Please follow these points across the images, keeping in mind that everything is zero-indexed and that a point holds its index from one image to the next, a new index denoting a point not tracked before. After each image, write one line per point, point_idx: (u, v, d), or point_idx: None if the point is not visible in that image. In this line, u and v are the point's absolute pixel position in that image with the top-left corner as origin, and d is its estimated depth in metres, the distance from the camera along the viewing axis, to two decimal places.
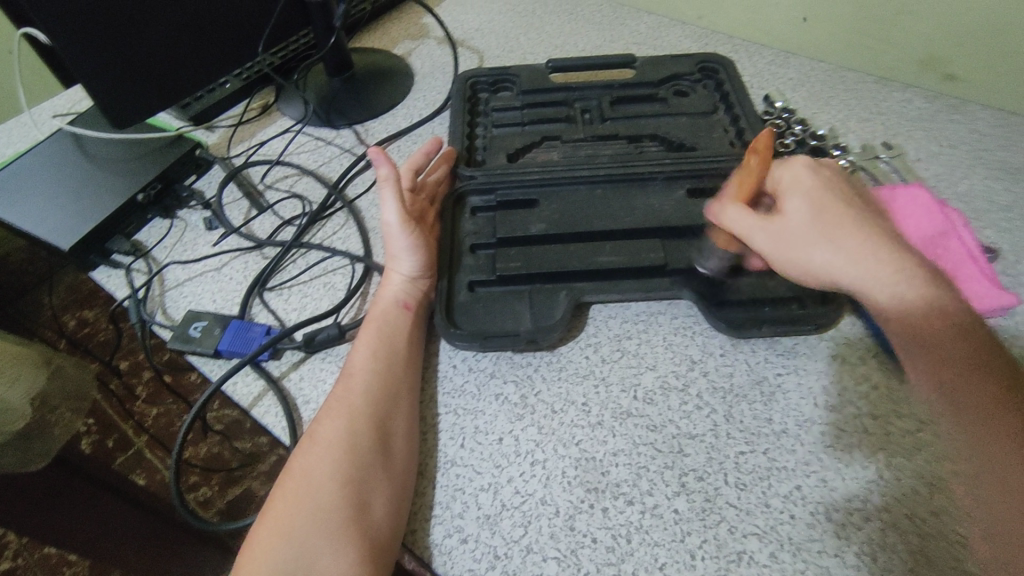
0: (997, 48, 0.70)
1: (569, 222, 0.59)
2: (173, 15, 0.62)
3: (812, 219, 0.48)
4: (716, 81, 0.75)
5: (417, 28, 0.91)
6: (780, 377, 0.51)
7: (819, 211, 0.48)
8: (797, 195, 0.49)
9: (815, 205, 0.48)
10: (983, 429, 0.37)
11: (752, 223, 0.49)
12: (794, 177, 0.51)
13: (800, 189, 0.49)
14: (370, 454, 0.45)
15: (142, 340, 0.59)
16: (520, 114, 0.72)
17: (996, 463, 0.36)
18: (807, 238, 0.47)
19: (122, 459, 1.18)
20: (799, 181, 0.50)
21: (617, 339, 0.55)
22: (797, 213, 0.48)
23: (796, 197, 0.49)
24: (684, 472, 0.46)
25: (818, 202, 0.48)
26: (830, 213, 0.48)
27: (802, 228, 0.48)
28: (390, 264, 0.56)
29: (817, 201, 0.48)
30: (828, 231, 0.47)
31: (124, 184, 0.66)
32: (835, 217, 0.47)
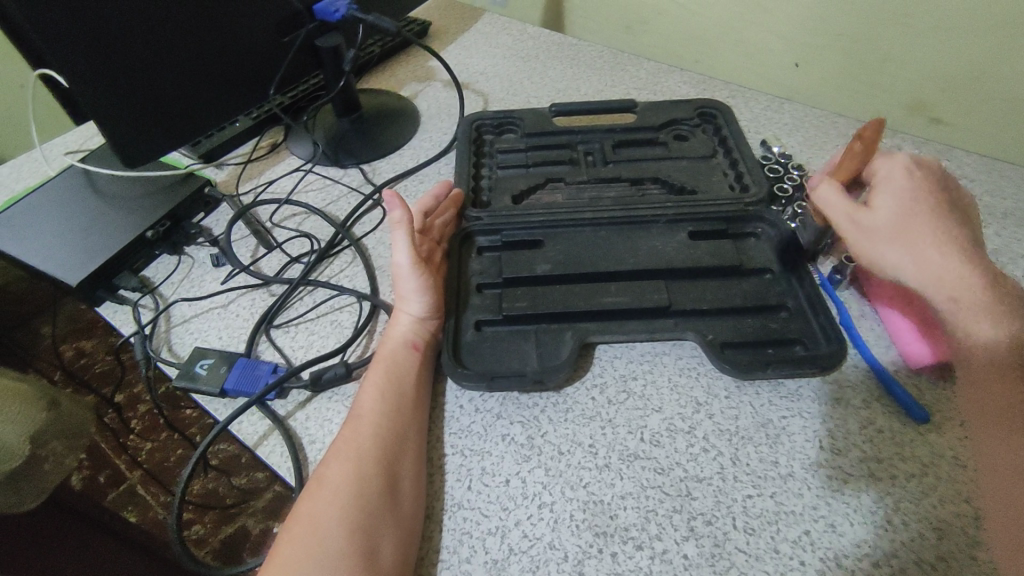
0: (978, 94, 0.77)
1: (574, 263, 0.61)
2: (186, 59, 0.64)
3: (896, 217, 0.48)
4: (714, 127, 0.77)
5: (423, 70, 0.94)
6: (785, 420, 0.52)
7: (906, 210, 0.48)
8: (890, 190, 0.49)
9: (904, 201, 0.48)
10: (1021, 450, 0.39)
11: (841, 212, 0.51)
12: (890, 171, 0.50)
13: (893, 186, 0.49)
14: (378, 499, 0.44)
15: (146, 378, 0.59)
16: (525, 156, 0.74)
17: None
18: (886, 231, 0.48)
19: (113, 495, 1.17)
20: (892, 178, 0.50)
21: (622, 379, 0.55)
22: (886, 206, 0.49)
23: (886, 194, 0.49)
24: (692, 517, 0.46)
25: (909, 200, 0.48)
26: (920, 213, 0.47)
27: (887, 218, 0.48)
28: (399, 305, 0.57)
29: (908, 198, 0.48)
30: (911, 230, 0.47)
31: (134, 221, 0.67)
32: (923, 219, 0.47)
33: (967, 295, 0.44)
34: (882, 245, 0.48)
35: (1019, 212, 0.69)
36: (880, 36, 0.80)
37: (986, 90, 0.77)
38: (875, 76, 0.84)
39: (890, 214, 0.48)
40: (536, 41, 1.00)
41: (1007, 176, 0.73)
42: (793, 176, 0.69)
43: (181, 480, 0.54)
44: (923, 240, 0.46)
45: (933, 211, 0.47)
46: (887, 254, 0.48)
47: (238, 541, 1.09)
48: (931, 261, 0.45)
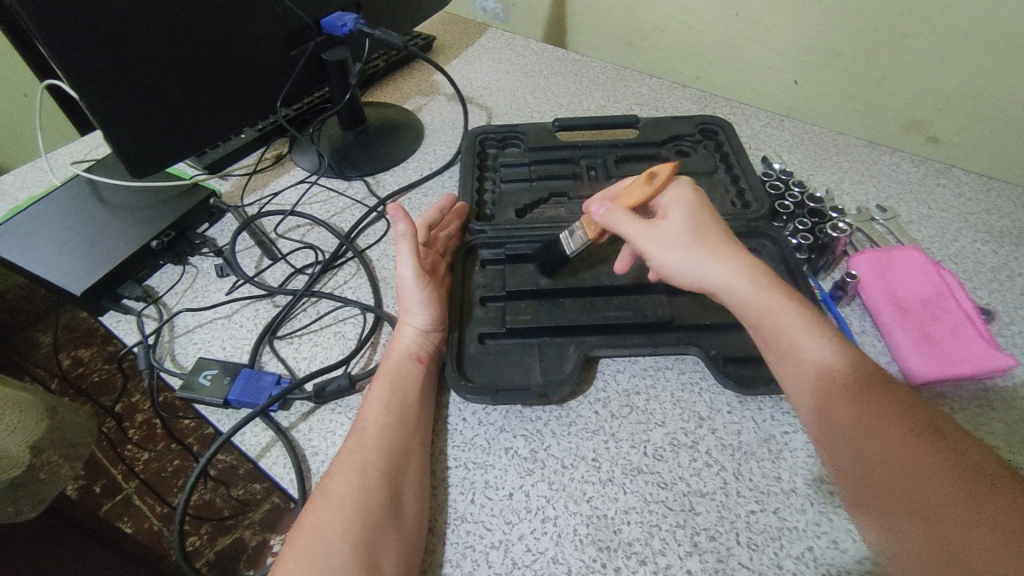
0: (972, 115, 0.79)
1: (578, 276, 0.61)
2: (196, 73, 0.65)
3: (688, 234, 0.50)
4: (716, 143, 0.78)
5: (427, 85, 0.94)
6: (788, 435, 0.52)
7: (693, 224, 0.51)
8: (678, 206, 0.52)
9: (694, 219, 0.51)
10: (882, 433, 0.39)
11: (636, 229, 0.51)
12: (675, 195, 0.53)
13: (681, 203, 0.52)
14: (381, 512, 0.44)
15: (149, 388, 0.58)
16: (529, 170, 0.75)
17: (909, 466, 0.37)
18: (678, 242, 0.50)
19: (108, 505, 1.16)
20: (675, 198, 0.53)
21: (626, 393, 0.56)
22: (676, 219, 0.51)
23: (675, 211, 0.52)
24: (696, 532, 0.46)
25: (694, 216, 0.51)
26: (704, 228, 0.51)
27: (680, 237, 0.51)
28: (403, 316, 0.57)
29: (693, 215, 0.52)
30: (704, 247, 0.50)
31: (139, 230, 0.67)
32: (706, 235, 0.51)
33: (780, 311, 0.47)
34: (677, 255, 0.50)
35: (1017, 230, 0.69)
36: (876, 57, 0.81)
37: (982, 111, 0.78)
38: (872, 96, 0.85)
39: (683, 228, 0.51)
40: (540, 56, 1.01)
41: (1005, 195, 0.74)
42: (794, 192, 0.69)
43: (183, 494, 0.53)
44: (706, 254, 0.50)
45: (720, 232, 0.51)
46: (687, 265, 0.50)
47: (233, 554, 1.08)
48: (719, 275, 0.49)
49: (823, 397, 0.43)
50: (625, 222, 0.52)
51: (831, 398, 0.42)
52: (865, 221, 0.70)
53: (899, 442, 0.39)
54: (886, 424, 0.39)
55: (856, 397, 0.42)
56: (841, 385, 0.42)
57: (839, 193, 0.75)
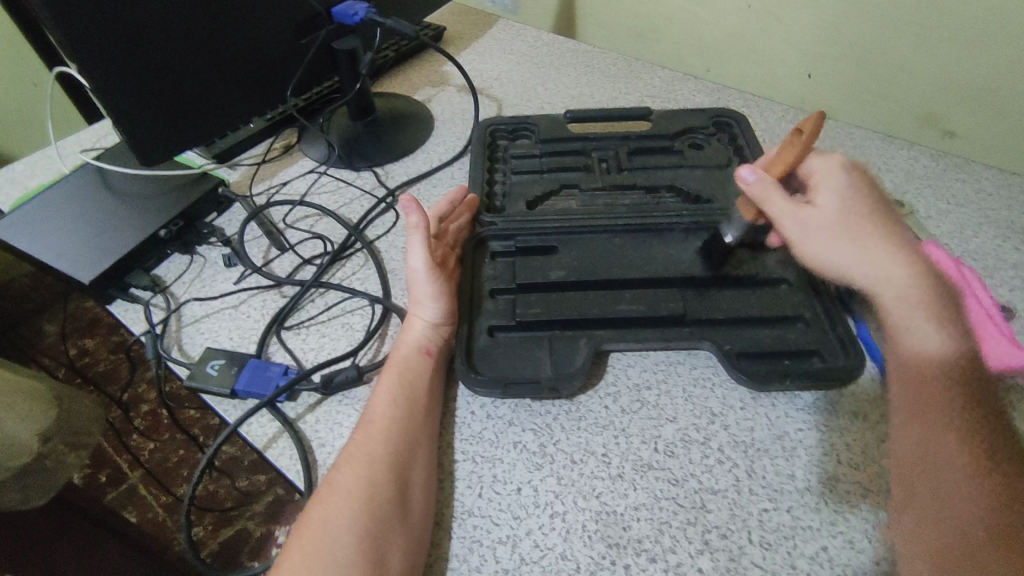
0: (993, 109, 0.77)
1: (589, 269, 0.60)
2: (206, 61, 0.64)
3: (838, 219, 0.50)
4: (730, 135, 0.77)
5: (437, 75, 0.94)
6: (801, 433, 0.51)
7: (849, 211, 0.50)
8: (831, 191, 0.51)
9: (842, 206, 0.50)
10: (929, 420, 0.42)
11: (786, 208, 0.52)
12: (824, 172, 0.52)
13: (833, 184, 0.51)
14: (389, 505, 0.44)
15: (157, 377, 0.58)
16: (539, 162, 0.74)
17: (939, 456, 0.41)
18: (835, 234, 0.50)
19: (113, 495, 1.17)
20: (831, 179, 0.52)
21: (636, 388, 0.55)
22: (830, 206, 0.51)
23: (830, 193, 0.51)
24: (707, 529, 0.46)
25: (845, 202, 0.50)
26: (864, 216, 0.50)
27: (833, 220, 0.50)
28: (412, 309, 0.56)
29: (851, 201, 0.50)
30: (861, 235, 0.49)
31: (148, 219, 0.67)
32: (866, 223, 0.50)
33: (898, 292, 0.47)
34: (834, 248, 0.50)
35: None
36: (895, 50, 0.80)
37: (1004, 106, 0.76)
38: (891, 89, 0.84)
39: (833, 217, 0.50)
40: (551, 47, 1.00)
41: None
42: None
43: (191, 484, 0.53)
44: (865, 246, 0.49)
45: (874, 216, 0.50)
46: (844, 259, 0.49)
47: (236, 545, 1.08)
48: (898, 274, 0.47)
49: (909, 381, 0.45)
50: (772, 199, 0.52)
51: (923, 391, 0.43)
52: None
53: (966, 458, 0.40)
54: (941, 412, 0.42)
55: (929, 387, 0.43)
56: (940, 384, 0.43)
57: None
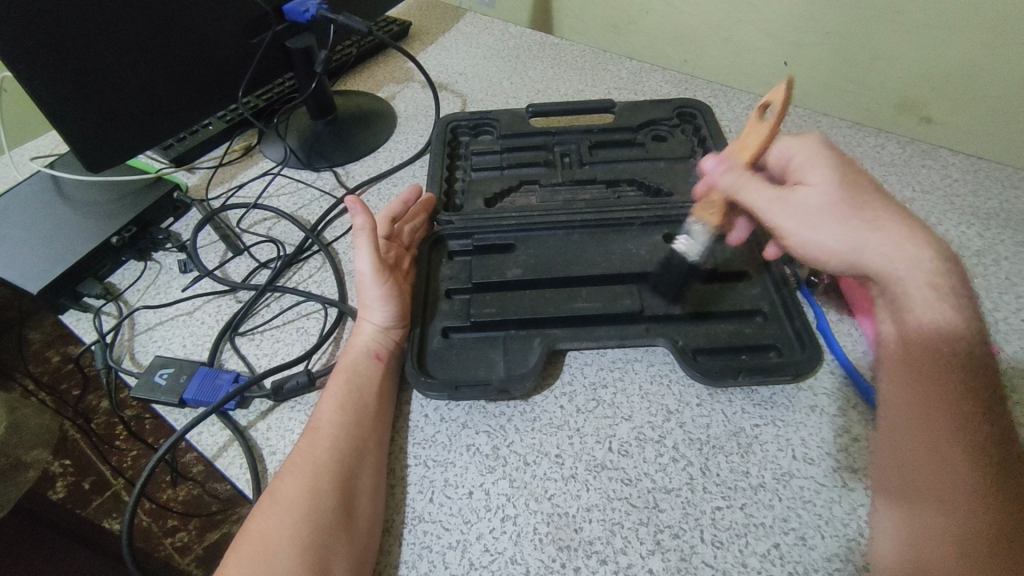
0: (963, 91, 0.76)
1: (545, 267, 0.59)
2: (153, 63, 0.63)
3: (829, 195, 0.45)
4: (694, 127, 0.76)
5: (402, 72, 0.92)
6: (757, 429, 0.50)
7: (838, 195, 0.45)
8: (816, 170, 0.46)
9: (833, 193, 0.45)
10: (922, 407, 0.40)
11: (769, 197, 0.47)
12: (807, 153, 0.47)
13: (817, 165, 0.46)
14: (332, 514, 0.43)
15: (107, 386, 0.57)
16: (499, 158, 0.73)
17: (927, 449, 0.39)
18: (823, 219, 0.45)
19: (97, 502, 1.17)
20: (810, 158, 0.47)
21: (592, 387, 0.54)
22: (820, 188, 0.45)
23: (814, 171, 0.46)
24: (659, 529, 0.45)
25: (833, 188, 0.45)
26: (857, 193, 0.44)
27: (817, 204, 0.45)
28: (363, 312, 0.55)
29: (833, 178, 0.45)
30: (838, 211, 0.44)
31: (100, 226, 0.66)
32: (862, 201, 0.44)
33: (907, 269, 0.42)
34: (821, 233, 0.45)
35: (1005, 212, 0.67)
36: (862, 33, 0.79)
37: (971, 88, 0.75)
38: (859, 74, 0.83)
39: (820, 211, 0.45)
40: (518, 40, 0.98)
41: (993, 176, 0.72)
42: None
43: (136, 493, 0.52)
44: (874, 234, 0.43)
45: (868, 189, 0.45)
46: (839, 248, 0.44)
47: (220, 549, 1.08)
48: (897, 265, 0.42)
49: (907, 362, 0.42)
50: (755, 190, 0.48)
51: (922, 378, 0.41)
52: None
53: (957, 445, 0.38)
54: (929, 397, 0.40)
55: (920, 372, 0.41)
56: (945, 365, 0.40)
57: None
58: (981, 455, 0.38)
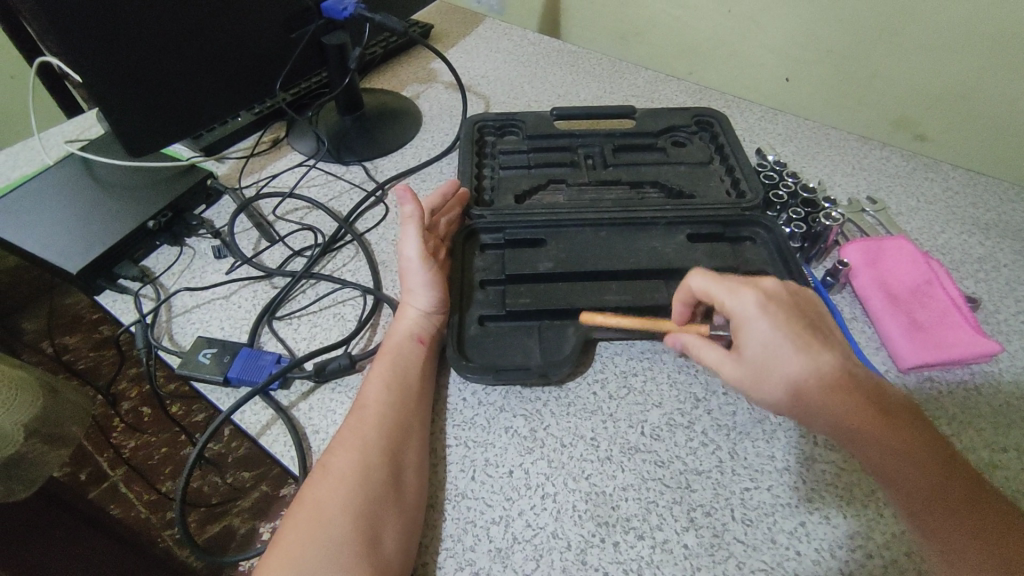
0: (961, 110, 0.80)
1: (576, 261, 0.62)
2: (198, 55, 0.65)
3: (777, 349, 0.44)
4: (711, 134, 0.79)
5: (425, 72, 0.95)
6: (781, 417, 0.53)
7: (777, 346, 0.44)
8: (755, 328, 0.45)
9: (774, 335, 0.45)
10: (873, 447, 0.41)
11: (721, 359, 0.47)
12: (746, 308, 0.46)
13: (755, 323, 0.45)
14: (383, 487, 0.45)
15: (147, 365, 0.58)
16: (526, 158, 0.75)
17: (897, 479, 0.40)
18: (771, 376, 0.44)
19: (96, 492, 1.14)
20: (749, 312, 0.46)
21: (623, 375, 0.57)
22: (757, 347, 0.45)
23: (753, 334, 0.45)
24: (692, 508, 0.47)
25: (774, 333, 0.45)
26: (794, 341, 0.44)
27: (764, 362, 0.45)
28: (406, 299, 0.57)
29: (773, 336, 0.45)
30: (784, 365, 0.44)
31: (136, 210, 0.67)
32: (794, 347, 0.44)
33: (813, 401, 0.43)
34: (771, 390, 0.45)
35: (1002, 223, 0.72)
36: (867, 53, 0.83)
37: (968, 107, 0.80)
38: (862, 91, 0.87)
39: (763, 352, 0.45)
40: (537, 46, 1.01)
41: (991, 190, 0.76)
42: (788, 182, 0.71)
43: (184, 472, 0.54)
44: (794, 360, 0.44)
45: (803, 339, 0.45)
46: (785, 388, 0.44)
47: (223, 539, 1.07)
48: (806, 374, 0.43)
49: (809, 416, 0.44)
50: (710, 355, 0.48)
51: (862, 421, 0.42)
52: (856, 212, 0.72)
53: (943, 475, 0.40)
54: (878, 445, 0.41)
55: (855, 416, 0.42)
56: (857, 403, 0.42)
57: (831, 186, 0.76)
58: (949, 479, 0.40)
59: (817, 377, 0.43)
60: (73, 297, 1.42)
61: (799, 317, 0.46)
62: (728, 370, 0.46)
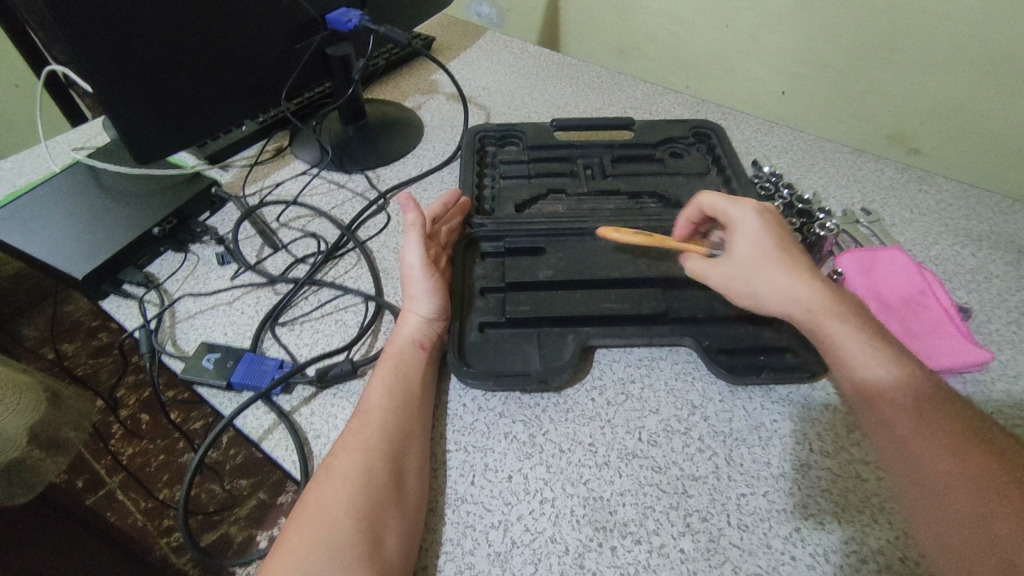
0: (952, 124, 0.82)
1: (574, 270, 0.63)
2: (206, 67, 0.66)
3: (763, 252, 0.53)
4: (708, 145, 0.80)
5: (427, 83, 0.96)
6: (776, 423, 0.54)
7: (763, 249, 0.53)
8: (747, 234, 0.54)
9: (760, 238, 0.54)
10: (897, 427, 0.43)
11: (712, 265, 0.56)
12: (740, 217, 0.55)
13: (746, 229, 0.55)
14: (385, 489, 0.45)
15: (150, 370, 0.59)
16: (526, 168, 0.77)
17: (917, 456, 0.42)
18: (758, 273, 0.53)
19: (92, 499, 1.15)
20: (744, 221, 0.55)
21: (621, 382, 0.57)
22: (746, 249, 0.54)
23: (745, 238, 0.54)
24: (688, 513, 0.48)
25: (761, 238, 0.54)
26: (779, 249, 0.53)
27: (752, 261, 0.53)
28: (408, 305, 0.58)
29: (760, 242, 0.54)
30: (769, 267, 0.52)
31: (141, 216, 0.67)
32: (778, 254, 0.53)
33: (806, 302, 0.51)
34: (758, 286, 0.53)
35: (994, 235, 0.73)
36: (861, 68, 0.85)
37: (959, 121, 0.81)
38: (856, 104, 0.88)
39: (753, 252, 0.54)
40: (537, 59, 1.03)
41: (983, 202, 0.77)
42: (783, 194, 0.72)
43: (186, 477, 0.54)
44: (778, 270, 0.52)
45: (786, 248, 0.53)
46: (764, 290, 0.52)
47: (218, 548, 1.07)
48: (790, 287, 0.51)
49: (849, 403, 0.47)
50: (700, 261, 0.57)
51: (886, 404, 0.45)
52: (851, 223, 0.73)
53: (954, 451, 0.40)
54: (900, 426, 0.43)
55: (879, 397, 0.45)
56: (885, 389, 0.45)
57: (826, 197, 0.78)
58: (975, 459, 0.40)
59: (798, 282, 0.51)
60: (73, 304, 1.42)
61: (785, 234, 0.55)
62: (718, 269, 0.55)
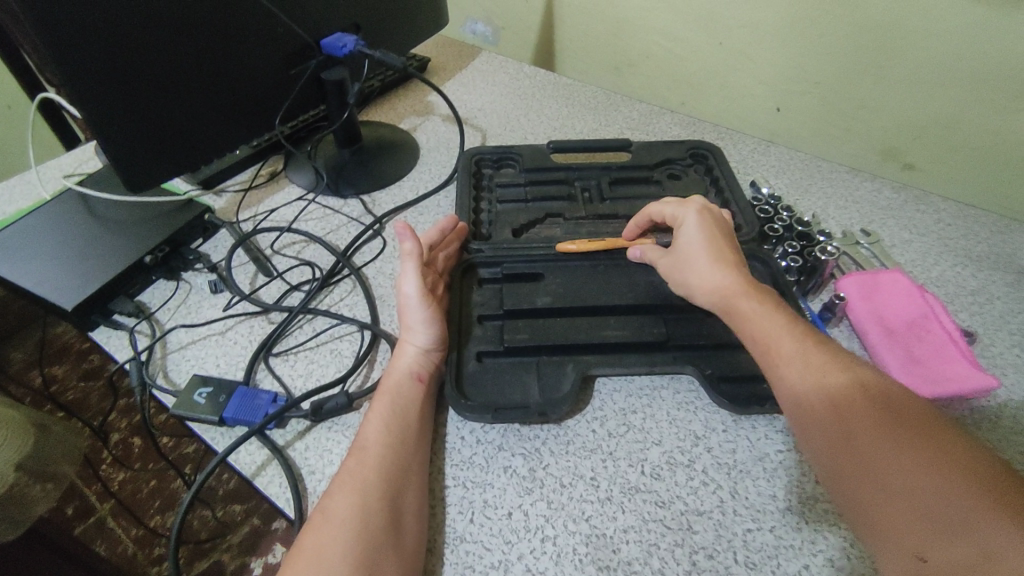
0: (948, 143, 0.81)
1: (573, 296, 0.62)
2: (201, 93, 0.65)
3: (697, 243, 0.59)
4: (706, 167, 0.80)
5: (423, 105, 0.96)
6: (781, 454, 0.53)
7: (699, 240, 0.60)
8: (687, 228, 0.61)
9: (698, 231, 0.60)
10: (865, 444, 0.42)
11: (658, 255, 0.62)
12: (684, 213, 0.62)
13: (687, 223, 0.61)
14: (382, 531, 0.44)
15: (140, 404, 0.57)
16: (523, 191, 0.76)
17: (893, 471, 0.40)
18: (689, 261, 0.59)
19: (81, 528, 1.12)
20: (687, 217, 0.62)
21: (622, 413, 0.56)
22: (685, 240, 0.60)
23: (686, 231, 0.61)
24: (695, 550, 0.47)
25: (699, 230, 0.60)
26: (714, 242, 0.59)
27: (688, 250, 0.60)
28: (405, 335, 0.57)
29: (696, 235, 0.60)
30: (699, 255, 0.59)
31: (133, 244, 0.66)
32: (712, 245, 0.59)
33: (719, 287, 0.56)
34: (688, 272, 0.59)
35: (994, 255, 0.72)
36: (856, 87, 0.85)
37: (955, 139, 0.81)
38: (852, 123, 0.88)
39: (689, 242, 0.60)
40: (533, 80, 1.03)
41: (981, 222, 0.77)
42: (783, 216, 0.71)
43: (177, 515, 0.53)
44: (703, 259, 0.58)
45: (722, 241, 0.59)
46: (693, 277, 0.58)
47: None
48: (712, 277, 0.56)
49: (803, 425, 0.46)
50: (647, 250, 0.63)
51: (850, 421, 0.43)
52: (850, 245, 0.72)
53: (932, 462, 0.39)
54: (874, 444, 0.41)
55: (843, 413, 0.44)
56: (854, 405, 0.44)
57: (824, 218, 0.77)
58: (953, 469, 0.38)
59: (715, 275, 0.57)
60: (64, 328, 1.40)
61: (727, 234, 0.61)
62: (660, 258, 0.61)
